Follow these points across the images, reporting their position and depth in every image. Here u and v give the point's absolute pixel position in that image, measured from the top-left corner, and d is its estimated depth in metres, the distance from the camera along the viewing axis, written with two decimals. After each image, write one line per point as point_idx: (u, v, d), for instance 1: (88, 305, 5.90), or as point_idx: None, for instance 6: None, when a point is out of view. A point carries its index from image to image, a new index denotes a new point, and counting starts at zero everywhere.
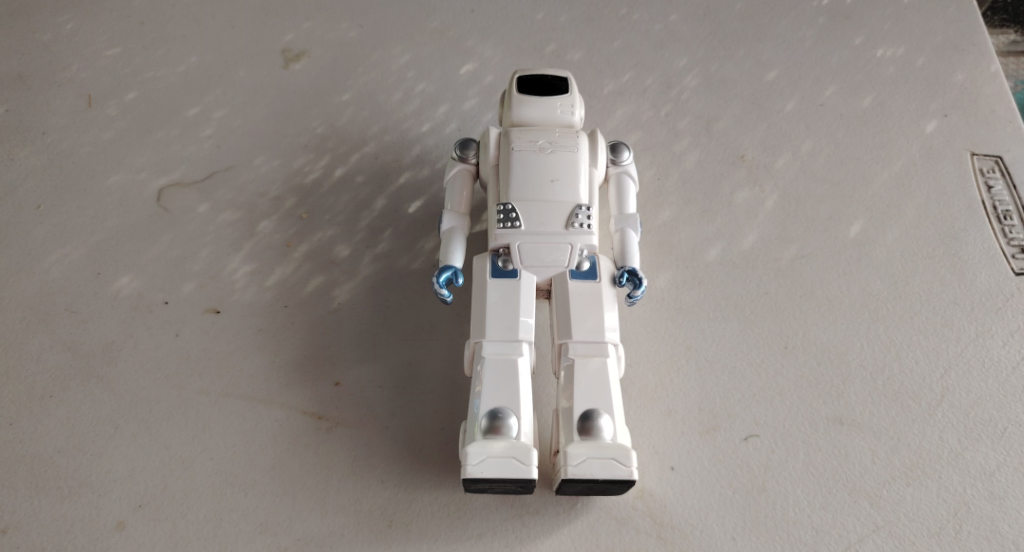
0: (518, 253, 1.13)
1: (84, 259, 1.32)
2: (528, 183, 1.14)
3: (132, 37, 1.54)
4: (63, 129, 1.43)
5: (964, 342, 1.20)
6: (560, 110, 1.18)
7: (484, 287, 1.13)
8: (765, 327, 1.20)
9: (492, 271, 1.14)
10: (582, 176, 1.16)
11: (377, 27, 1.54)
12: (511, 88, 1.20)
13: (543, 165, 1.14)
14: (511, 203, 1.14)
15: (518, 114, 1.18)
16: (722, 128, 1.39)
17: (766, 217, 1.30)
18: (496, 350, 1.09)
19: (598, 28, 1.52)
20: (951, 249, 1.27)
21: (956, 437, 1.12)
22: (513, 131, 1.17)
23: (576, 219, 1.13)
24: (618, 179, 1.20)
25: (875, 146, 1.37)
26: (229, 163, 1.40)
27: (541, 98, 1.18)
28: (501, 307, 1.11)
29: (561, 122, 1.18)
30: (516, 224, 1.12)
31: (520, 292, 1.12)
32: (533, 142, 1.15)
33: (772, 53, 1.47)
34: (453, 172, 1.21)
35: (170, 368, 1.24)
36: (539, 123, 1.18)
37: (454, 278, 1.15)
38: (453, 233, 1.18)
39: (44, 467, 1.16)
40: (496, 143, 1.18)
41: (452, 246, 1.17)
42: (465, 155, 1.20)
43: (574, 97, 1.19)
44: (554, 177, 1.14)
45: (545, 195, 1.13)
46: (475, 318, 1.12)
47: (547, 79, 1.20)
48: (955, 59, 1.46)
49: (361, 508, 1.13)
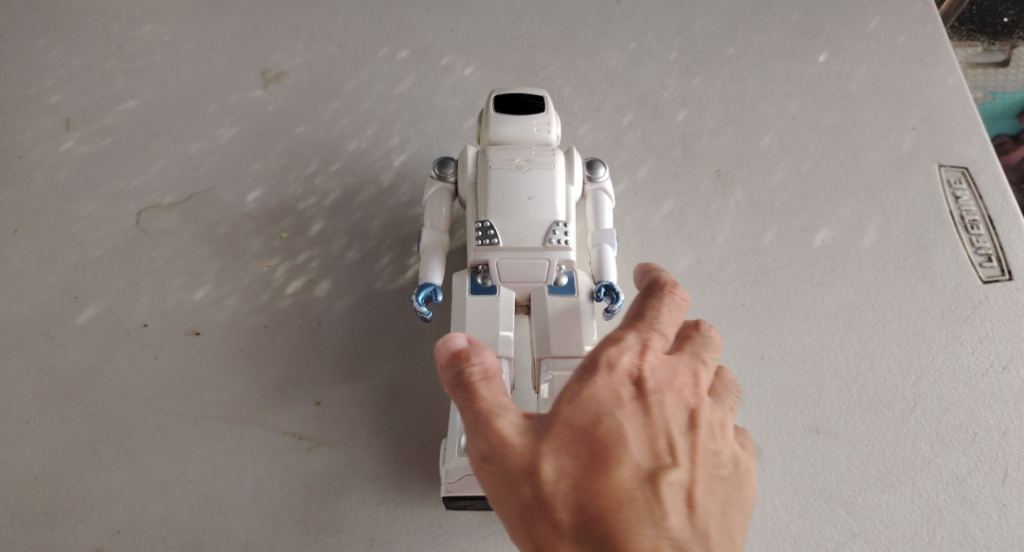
0: (496, 269, 1.14)
1: (62, 283, 1.32)
2: (506, 201, 1.13)
3: (110, 59, 1.54)
4: (41, 153, 1.43)
5: (935, 350, 1.22)
6: (537, 128, 1.19)
7: (463, 304, 1.14)
8: (742, 339, 1.22)
9: (471, 288, 1.15)
10: (560, 193, 1.16)
11: (356, 46, 1.55)
12: (488, 107, 1.21)
13: (521, 182, 1.14)
14: (489, 220, 1.13)
15: (496, 132, 1.19)
16: (697, 143, 1.41)
17: (740, 229, 1.31)
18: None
19: (574, 46, 1.54)
20: (921, 259, 1.29)
21: (929, 444, 1.14)
22: (491, 149, 1.17)
23: (553, 235, 1.12)
24: (595, 196, 1.21)
25: (846, 159, 1.39)
26: (208, 184, 1.41)
27: (518, 117, 1.19)
28: (481, 323, 1.12)
29: (538, 140, 1.19)
30: (494, 241, 1.12)
31: (499, 308, 1.14)
32: (511, 160, 1.15)
33: (745, 69, 1.50)
34: (432, 190, 1.21)
35: (149, 391, 1.24)
36: (517, 141, 1.19)
37: (434, 295, 1.16)
38: (431, 250, 1.18)
39: (21, 495, 1.17)
40: (473, 161, 1.19)
41: (432, 263, 1.17)
42: (444, 173, 1.21)
43: (550, 116, 1.20)
44: (532, 194, 1.14)
45: (524, 212, 1.13)
46: (455, 335, 1.13)
47: (523, 97, 1.21)
48: (922, 72, 1.49)
49: (343, 527, 1.15)
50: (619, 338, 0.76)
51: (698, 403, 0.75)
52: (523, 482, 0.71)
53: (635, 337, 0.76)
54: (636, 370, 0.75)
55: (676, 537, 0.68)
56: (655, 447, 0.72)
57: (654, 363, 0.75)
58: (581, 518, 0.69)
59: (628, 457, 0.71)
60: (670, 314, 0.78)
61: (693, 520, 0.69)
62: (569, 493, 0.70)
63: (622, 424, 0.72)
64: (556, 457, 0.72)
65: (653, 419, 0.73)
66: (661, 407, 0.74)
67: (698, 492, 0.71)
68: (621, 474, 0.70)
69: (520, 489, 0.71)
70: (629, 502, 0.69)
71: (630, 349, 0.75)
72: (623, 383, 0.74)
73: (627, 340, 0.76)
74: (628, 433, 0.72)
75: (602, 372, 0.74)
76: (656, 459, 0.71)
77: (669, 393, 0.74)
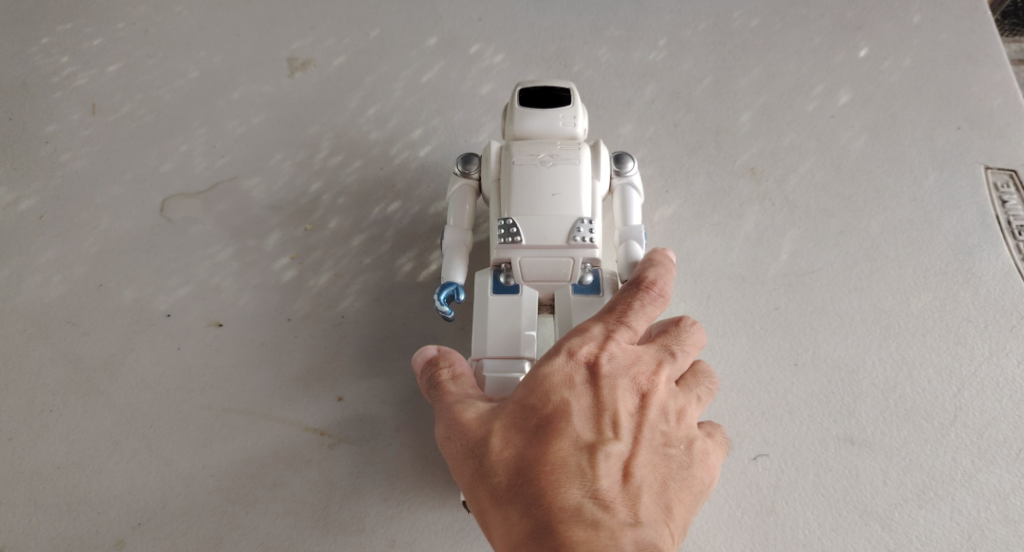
0: (519, 268, 1.11)
1: (86, 271, 1.31)
2: (529, 198, 1.10)
3: (136, 45, 1.52)
4: (67, 139, 1.42)
5: (978, 360, 1.18)
6: (562, 122, 1.15)
7: (485, 304, 1.12)
8: (776, 344, 1.19)
9: (493, 287, 1.13)
10: (585, 188, 1.12)
11: (383, 35, 1.53)
12: (513, 101, 1.17)
13: (545, 178, 1.11)
14: (512, 217, 1.10)
15: (521, 126, 1.15)
16: (731, 140, 1.37)
17: (776, 231, 1.28)
18: (498, 368, 1.07)
19: (606, 37, 1.50)
20: (965, 265, 1.25)
21: (970, 459, 1.11)
22: (514, 144, 1.14)
23: (577, 233, 1.09)
24: (622, 191, 1.17)
25: (887, 159, 1.35)
26: (232, 173, 1.39)
27: (543, 111, 1.16)
28: (503, 323, 1.10)
29: (563, 134, 1.15)
30: (516, 239, 1.09)
31: (522, 308, 1.12)
32: (535, 155, 1.12)
33: (782, 64, 1.45)
34: (455, 186, 1.19)
35: (172, 382, 1.23)
36: (542, 136, 1.15)
37: (456, 294, 1.14)
38: (454, 248, 1.16)
39: (44, 483, 1.17)
40: (497, 157, 1.16)
41: (454, 261, 1.15)
42: (467, 169, 1.18)
43: (576, 109, 1.16)
44: (556, 191, 1.11)
45: (547, 209, 1.10)
46: (477, 335, 1.10)
47: (548, 90, 1.17)
48: (969, 70, 1.43)
49: (363, 527, 1.14)
50: (585, 329, 0.88)
51: (649, 388, 0.85)
52: (481, 443, 0.84)
53: (600, 329, 0.88)
54: (593, 357, 0.86)
55: (604, 493, 0.78)
56: (600, 421, 0.82)
57: (612, 351, 0.86)
58: (525, 472, 0.80)
59: (573, 426, 0.81)
60: (636, 312, 0.90)
61: (625, 483, 0.79)
62: (518, 452, 0.82)
63: (571, 402, 0.83)
64: (510, 424, 0.84)
65: (602, 399, 0.83)
66: (613, 389, 0.84)
67: (633, 459, 0.81)
68: (564, 439, 0.81)
69: (478, 449, 0.84)
70: (567, 462, 0.79)
71: (592, 339, 0.87)
72: (578, 367, 0.85)
73: (592, 331, 0.88)
74: (575, 411, 0.83)
75: (562, 356, 0.86)
76: (600, 431, 0.82)
77: (622, 376, 0.85)
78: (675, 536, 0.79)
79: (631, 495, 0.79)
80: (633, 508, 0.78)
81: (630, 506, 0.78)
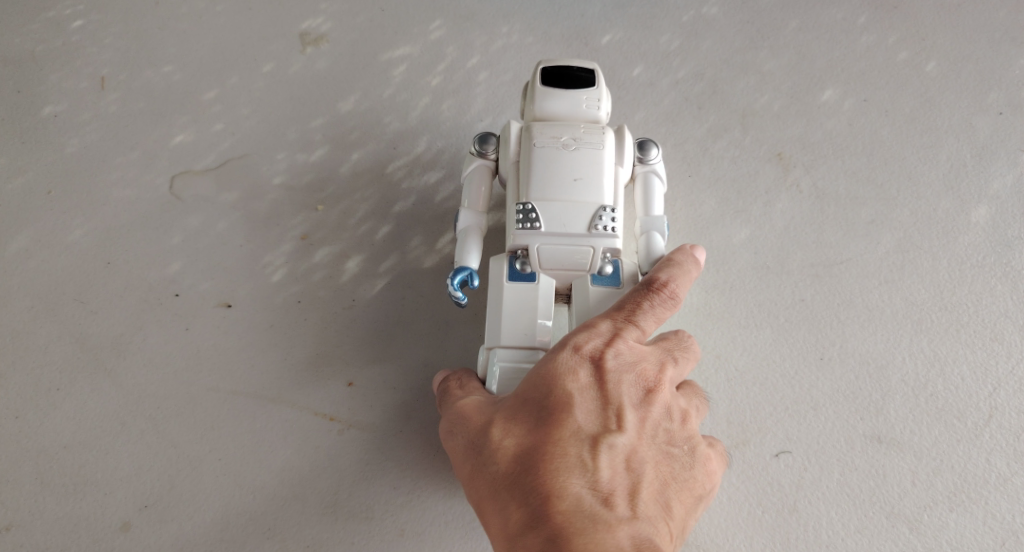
0: (536, 255, 1.06)
1: (95, 248, 1.28)
2: (549, 184, 1.06)
3: (145, 16, 1.48)
4: (76, 112, 1.39)
5: (1015, 359, 1.15)
6: (585, 104, 1.10)
7: (500, 292, 1.07)
8: (802, 337, 1.16)
9: (509, 274, 1.08)
10: (608, 175, 1.08)
11: (397, 10, 1.48)
12: (534, 80, 1.12)
13: (566, 163, 1.07)
14: (531, 202, 1.06)
15: (542, 107, 1.10)
16: (759, 124, 1.32)
17: (803, 220, 1.24)
18: (511, 356, 1.03)
19: (630, 13, 1.44)
20: (1003, 259, 1.21)
21: (1005, 461, 1.09)
22: (535, 126, 1.09)
23: (599, 221, 1.05)
24: (645, 178, 1.12)
25: (922, 145, 1.30)
26: (243, 151, 1.35)
27: (566, 92, 1.10)
28: (518, 312, 1.06)
29: (586, 117, 1.10)
30: (535, 225, 1.05)
31: (538, 297, 1.07)
32: (557, 138, 1.08)
33: (814, 44, 1.39)
34: (472, 167, 1.14)
35: (181, 363, 1.21)
36: (564, 118, 1.10)
37: (470, 280, 1.10)
38: (469, 233, 1.12)
39: (49, 463, 1.15)
40: (517, 139, 1.11)
41: (468, 245, 1.11)
42: (484, 150, 1.13)
43: (600, 91, 1.11)
44: (577, 176, 1.06)
45: (568, 195, 1.06)
46: (490, 323, 1.06)
47: (571, 69, 1.12)
48: (1013, 53, 1.37)
49: (373, 515, 1.11)
50: (591, 326, 0.85)
51: (654, 386, 0.82)
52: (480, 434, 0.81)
53: (607, 326, 0.85)
54: (599, 353, 0.82)
55: (604, 487, 0.75)
56: (603, 414, 0.79)
57: (619, 348, 0.83)
58: (524, 461, 0.77)
59: (576, 419, 0.78)
60: (646, 312, 0.87)
61: (625, 479, 0.76)
62: (518, 441, 0.78)
63: (575, 395, 0.80)
64: (510, 415, 0.81)
65: (606, 395, 0.80)
66: (618, 386, 0.81)
67: (635, 454, 0.78)
68: (565, 430, 0.77)
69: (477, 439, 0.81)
70: (567, 453, 0.76)
71: (598, 335, 0.84)
72: (583, 362, 0.82)
73: (599, 328, 0.85)
74: (579, 404, 0.79)
75: (568, 349, 0.82)
76: (601, 425, 0.79)
77: (627, 372, 0.82)
78: (673, 535, 0.76)
79: (630, 490, 0.76)
80: (631, 504, 0.75)
81: (630, 502, 0.75)
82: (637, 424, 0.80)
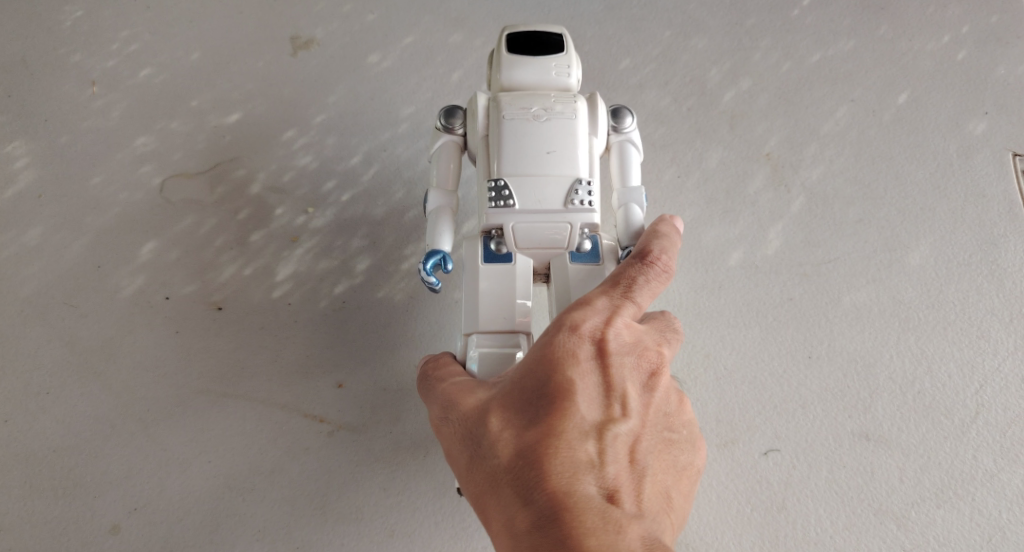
0: (512, 234, 1.01)
1: (84, 251, 1.28)
2: (520, 158, 1.01)
3: (136, 20, 1.48)
4: (66, 117, 1.39)
5: (1002, 356, 1.16)
6: (555, 72, 1.06)
7: (476, 275, 1.04)
8: (790, 336, 1.17)
9: (484, 255, 1.05)
10: (582, 145, 1.03)
11: (388, 14, 1.48)
12: (500, 47, 1.07)
13: (537, 135, 1.01)
14: (503, 178, 1.00)
15: (509, 77, 1.05)
16: (748, 124, 1.32)
17: (791, 220, 1.24)
18: (489, 342, 1.02)
19: (619, 15, 1.44)
20: (990, 257, 1.22)
21: (992, 458, 1.10)
22: (504, 96, 1.04)
23: (576, 196, 1.00)
24: (621, 148, 1.08)
25: (909, 145, 1.30)
26: (232, 154, 1.35)
27: (533, 59, 1.06)
28: (496, 295, 1.04)
29: (557, 85, 1.06)
30: (509, 203, 0.99)
31: (516, 279, 1.04)
32: (526, 110, 1.02)
33: (802, 46, 1.40)
34: (438, 143, 1.09)
35: (170, 367, 1.21)
36: (533, 87, 1.06)
37: (442, 264, 1.06)
38: (440, 213, 1.08)
39: (38, 467, 1.14)
40: (484, 111, 1.05)
41: (440, 228, 1.07)
42: (451, 124, 1.08)
43: (570, 57, 1.07)
44: (550, 148, 1.01)
45: (541, 169, 1.01)
46: (468, 309, 1.04)
47: (539, 33, 1.07)
48: (999, 53, 1.37)
49: (362, 516, 1.11)
50: (588, 304, 0.83)
51: (654, 368, 0.82)
52: (479, 425, 0.79)
53: (605, 303, 0.84)
54: (599, 334, 0.81)
55: (611, 480, 0.72)
56: (605, 402, 0.78)
57: (618, 327, 0.82)
58: (528, 453, 0.74)
59: (578, 406, 0.76)
60: (642, 287, 0.85)
61: (631, 468, 0.74)
62: (520, 432, 0.76)
63: (577, 381, 0.78)
64: (510, 403, 0.79)
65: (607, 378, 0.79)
66: (620, 370, 0.80)
67: (639, 442, 0.77)
68: (569, 419, 0.75)
69: (477, 429, 0.78)
70: (573, 445, 0.74)
71: (597, 313, 0.82)
72: (584, 344, 0.80)
73: (597, 305, 0.83)
74: (581, 390, 0.77)
75: (567, 330, 0.81)
76: (605, 412, 0.77)
77: (627, 355, 0.81)
78: (675, 527, 0.75)
79: (637, 480, 0.74)
80: (636, 497, 0.73)
81: (635, 495, 0.73)
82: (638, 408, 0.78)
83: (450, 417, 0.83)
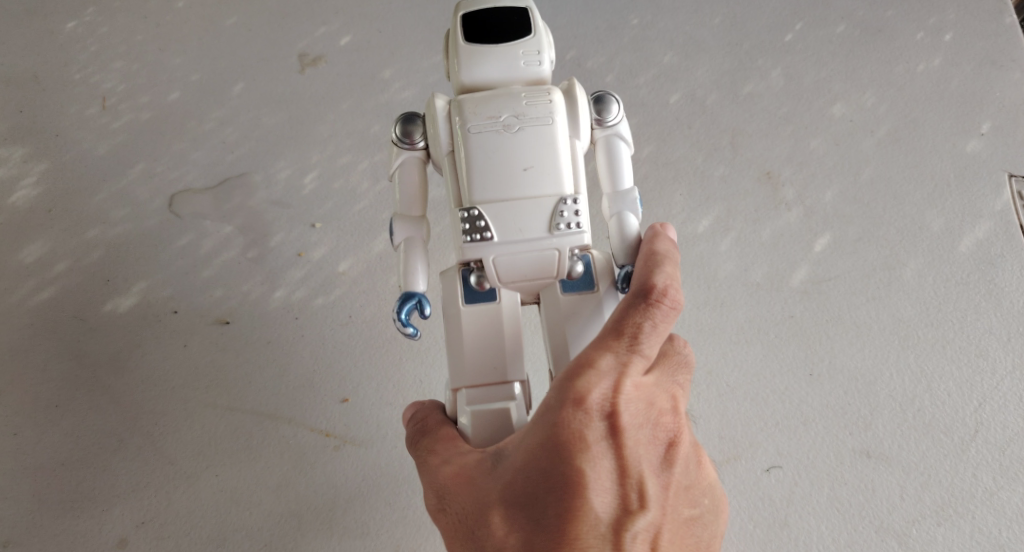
0: (494, 268, 0.94)
1: (95, 266, 1.30)
2: (494, 178, 0.93)
3: (146, 38, 1.50)
4: (76, 133, 1.41)
5: (999, 375, 1.17)
6: (523, 60, 0.97)
7: (459, 315, 0.97)
8: (790, 353, 1.18)
9: (465, 294, 0.98)
10: (563, 150, 0.95)
11: (394, 33, 1.50)
12: (459, 37, 0.98)
13: (510, 149, 0.93)
14: (476, 207, 0.93)
15: (472, 75, 0.97)
16: (748, 144, 1.34)
17: (791, 238, 1.26)
18: (478, 397, 0.93)
19: (622, 35, 1.46)
20: (987, 276, 1.23)
21: (991, 476, 1.11)
22: (466, 102, 0.95)
23: (560, 218, 0.93)
24: (608, 144, 1.00)
25: (906, 165, 1.32)
26: (240, 171, 1.37)
27: (499, 48, 0.97)
28: (483, 337, 0.96)
29: (527, 75, 0.98)
30: (486, 235, 0.92)
31: (503, 315, 0.97)
32: (495, 119, 0.94)
33: (801, 66, 1.42)
34: (400, 161, 1.00)
35: (178, 381, 1.22)
36: (500, 83, 0.97)
37: (420, 307, 1.00)
38: (410, 244, 1.00)
39: (45, 481, 1.16)
40: (445, 121, 0.96)
41: (412, 264, 1.00)
42: (410, 137, 0.99)
43: (540, 40, 0.98)
44: (528, 164, 0.93)
45: (519, 190, 0.93)
46: (454, 356, 0.96)
47: (499, 16, 0.98)
48: (995, 75, 1.39)
49: (368, 531, 1.12)
50: (592, 366, 0.71)
51: (672, 436, 0.71)
52: (479, 523, 0.68)
53: (610, 362, 0.72)
54: (608, 405, 0.69)
55: None
56: (620, 491, 0.67)
57: (627, 393, 0.70)
58: None
59: (591, 504, 0.65)
60: (649, 335, 0.74)
61: None
62: (526, 538, 0.65)
63: (587, 469, 0.67)
64: (513, 496, 0.68)
65: (622, 459, 0.68)
66: (635, 448, 0.69)
67: (661, 535, 0.66)
68: (581, 522, 0.64)
69: (478, 530, 0.68)
70: None
71: (603, 378, 0.71)
72: (592, 422, 0.69)
73: (602, 367, 0.71)
74: (594, 481, 0.66)
75: (571, 406, 0.69)
76: (622, 503, 0.66)
77: (641, 427, 0.70)
78: None
79: None
80: None
81: None
82: (658, 491, 0.68)
83: (446, 506, 0.72)
